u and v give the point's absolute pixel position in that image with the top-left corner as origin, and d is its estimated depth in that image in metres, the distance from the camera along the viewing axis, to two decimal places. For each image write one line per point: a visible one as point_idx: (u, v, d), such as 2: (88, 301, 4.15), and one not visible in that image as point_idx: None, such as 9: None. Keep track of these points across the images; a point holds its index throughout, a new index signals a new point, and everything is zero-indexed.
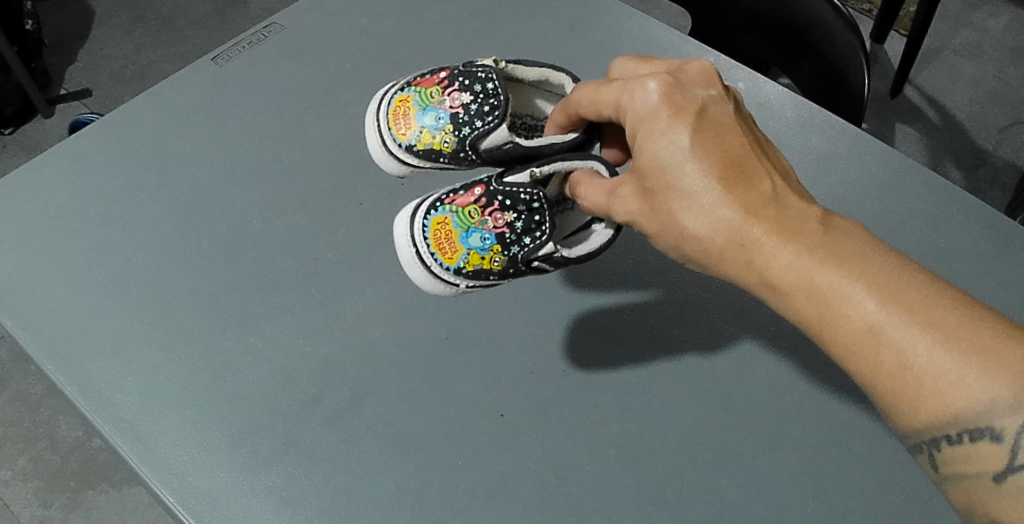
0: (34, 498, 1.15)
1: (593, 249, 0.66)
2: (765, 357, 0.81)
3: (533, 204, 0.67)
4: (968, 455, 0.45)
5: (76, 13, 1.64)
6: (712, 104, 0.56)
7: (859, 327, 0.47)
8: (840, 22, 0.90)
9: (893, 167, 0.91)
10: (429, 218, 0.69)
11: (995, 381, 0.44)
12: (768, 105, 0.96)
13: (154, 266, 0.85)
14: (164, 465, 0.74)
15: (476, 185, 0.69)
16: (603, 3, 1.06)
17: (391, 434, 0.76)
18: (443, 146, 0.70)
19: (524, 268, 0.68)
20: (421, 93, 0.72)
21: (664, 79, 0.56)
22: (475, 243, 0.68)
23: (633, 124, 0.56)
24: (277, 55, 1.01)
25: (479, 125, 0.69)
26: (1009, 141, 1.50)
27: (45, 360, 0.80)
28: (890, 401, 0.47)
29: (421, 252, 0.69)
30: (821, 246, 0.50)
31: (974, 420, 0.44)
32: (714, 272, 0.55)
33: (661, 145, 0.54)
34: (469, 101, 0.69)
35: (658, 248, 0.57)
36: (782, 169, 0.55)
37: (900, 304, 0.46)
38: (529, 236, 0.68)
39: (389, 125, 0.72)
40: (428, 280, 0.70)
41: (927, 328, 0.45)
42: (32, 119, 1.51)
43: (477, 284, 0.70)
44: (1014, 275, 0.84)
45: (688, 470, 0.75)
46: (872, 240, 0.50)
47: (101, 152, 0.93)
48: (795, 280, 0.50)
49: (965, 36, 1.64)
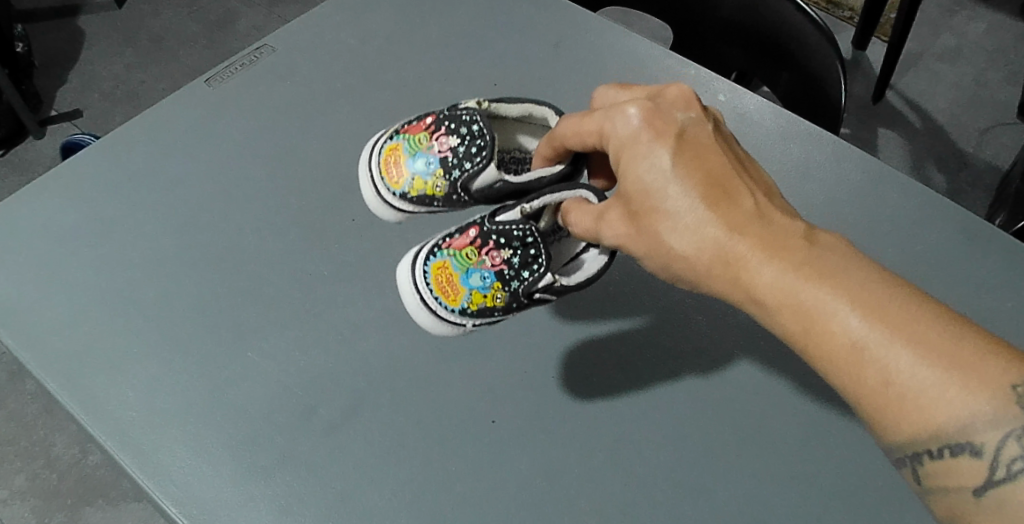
0: (32, 516, 1.14)
1: (590, 275, 0.67)
2: (749, 359, 0.82)
3: (527, 239, 0.68)
4: (950, 470, 0.46)
5: (67, 35, 1.65)
6: (692, 126, 0.57)
7: (843, 343, 0.48)
8: (817, 35, 0.90)
9: (871, 172, 0.93)
10: (429, 263, 0.70)
11: (975, 397, 0.45)
12: (748, 114, 0.98)
13: (149, 281, 0.86)
14: (166, 476, 0.74)
15: (470, 226, 0.70)
16: (586, 15, 1.07)
17: (387, 446, 0.77)
18: (436, 191, 0.71)
19: (526, 301, 0.69)
20: (409, 140, 0.72)
21: (644, 105, 0.57)
22: (476, 282, 0.69)
23: (617, 150, 0.57)
24: (267, 73, 1.02)
25: (468, 167, 0.69)
26: (990, 142, 1.52)
27: (46, 376, 0.80)
28: (876, 416, 0.48)
29: (425, 297, 0.70)
30: (806, 262, 0.50)
31: (953, 434, 0.45)
32: (701, 290, 0.56)
33: (644, 169, 0.55)
34: (456, 144, 0.70)
35: (647, 269, 0.58)
36: (764, 185, 0.56)
37: (883, 319, 0.47)
38: (527, 270, 0.68)
39: (381, 175, 0.73)
40: (433, 323, 0.71)
41: (909, 343, 0.46)
42: (24, 140, 1.50)
43: (482, 322, 0.71)
44: (991, 276, 0.85)
45: (676, 471, 0.76)
46: (856, 255, 0.51)
47: (95, 172, 0.94)
48: (781, 296, 0.50)
49: (944, 41, 1.67)
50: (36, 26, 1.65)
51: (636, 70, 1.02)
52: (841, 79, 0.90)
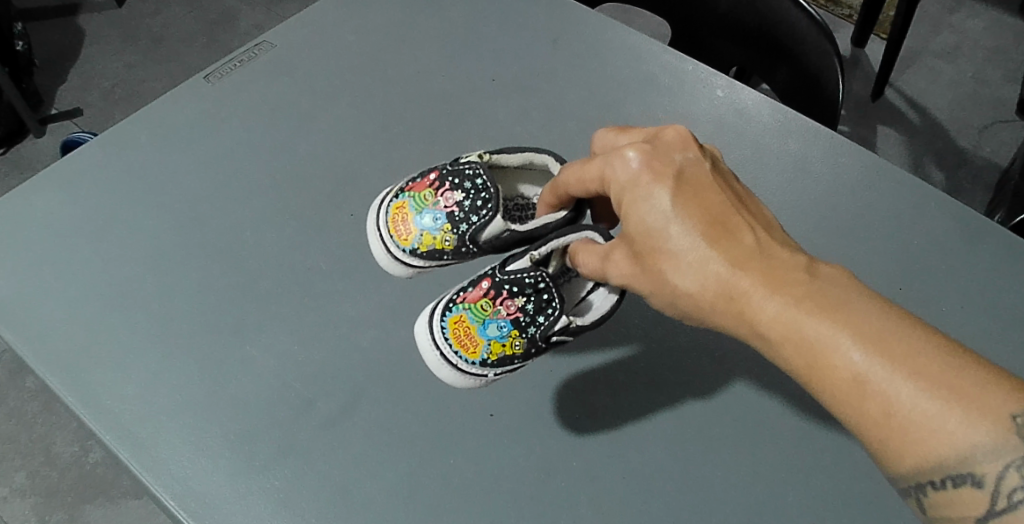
0: (33, 514, 1.15)
1: (603, 313, 0.68)
2: (746, 356, 0.82)
3: (539, 285, 0.67)
4: (954, 501, 0.46)
5: (65, 33, 1.64)
6: (690, 166, 0.57)
7: (846, 378, 0.48)
8: (815, 31, 0.90)
9: (869, 169, 0.93)
10: (446, 318, 0.70)
11: (976, 428, 0.45)
12: (746, 111, 0.97)
13: (148, 276, 0.86)
14: (164, 471, 0.74)
15: (482, 278, 0.70)
16: (584, 12, 1.07)
17: (385, 439, 0.77)
18: (445, 245, 0.71)
19: (544, 345, 0.69)
20: (414, 198, 0.72)
21: (642, 148, 0.57)
22: (493, 332, 0.69)
23: (618, 193, 0.57)
24: (264, 68, 1.01)
25: (474, 221, 0.69)
26: (989, 140, 1.51)
27: (46, 369, 0.80)
28: (881, 450, 0.48)
29: (445, 352, 0.70)
30: (808, 297, 0.50)
31: (956, 466, 0.45)
32: (706, 326, 0.55)
33: (645, 210, 0.55)
34: (461, 199, 0.70)
35: (654, 306, 0.58)
36: (765, 220, 0.56)
37: (883, 353, 0.47)
38: (542, 315, 0.68)
39: (390, 233, 0.72)
40: (456, 377, 0.70)
41: (910, 376, 0.46)
42: (24, 139, 1.49)
43: (504, 370, 0.71)
44: (986, 273, 0.85)
45: (672, 465, 0.77)
46: (857, 288, 0.51)
47: (94, 167, 0.93)
48: (783, 331, 0.50)
49: (944, 38, 1.66)
50: (33, 23, 1.65)
51: (634, 68, 1.01)
52: (839, 77, 0.90)
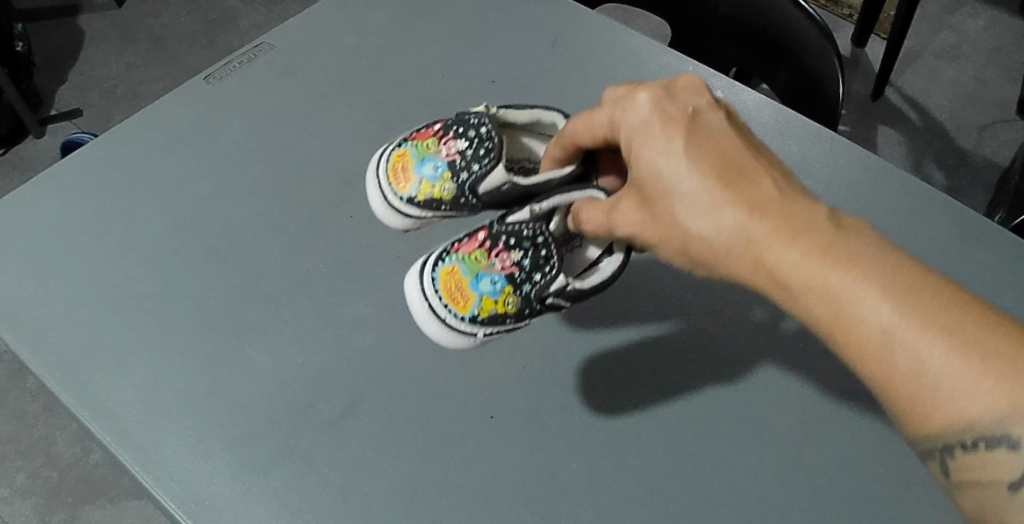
0: (33, 514, 1.15)
1: (605, 276, 0.67)
2: (746, 354, 0.83)
3: (538, 239, 0.69)
4: (983, 462, 0.46)
5: (67, 35, 1.65)
6: (704, 114, 0.57)
7: (871, 329, 0.47)
8: (814, 29, 0.91)
9: (869, 169, 0.93)
10: (437, 270, 0.72)
11: (1010, 388, 0.44)
12: (746, 111, 0.98)
13: (148, 279, 0.86)
14: (164, 473, 0.75)
15: (480, 230, 0.72)
16: (585, 13, 1.07)
17: (385, 441, 0.77)
18: (443, 195, 0.75)
19: (538, 305, 0.70)
20: (417, 147, 0.78)
21: (655, 93, 0.58)
22: (485, 288, 0.70)
23: (630, 138, 0.58)
24: (266, 72, 1.02)
25: (474, 169, 0.73)
26: (989, 140, 1.52)
27: (46, 373, 0.80)
28: (906, 406, 0.47)
29: (434, 305, 0.72)
30: (833, 245, 0.49)
31: (989, 426, 0.45)
32: (720, 277, 0.54)
33: (658, 155, 0.55)
34: (464, 148, 0.75)
35: (664, 258, 0.57)
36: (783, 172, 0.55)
37: (911, 306, 0.46)
38: (538, 273, 0.69)
39: (390, 181, 0.78)
40: (443, 333, 0.72)
41: (941, 333, 0.46)
42: (23, 139, 1.50)
43: (494, 331, 0.71)
44: (987, 272, 0.85)
45: (672, 465, 0.77)
46: (884, 240, 0.50)
47: (94, 170, 0.94)
48: (807, 280, 0.49)
49: (943, 39, 1.67)
50: (35, 25, 1.65)
51: (633, 69, 1.02)
52: (840, 75, 0.90)
